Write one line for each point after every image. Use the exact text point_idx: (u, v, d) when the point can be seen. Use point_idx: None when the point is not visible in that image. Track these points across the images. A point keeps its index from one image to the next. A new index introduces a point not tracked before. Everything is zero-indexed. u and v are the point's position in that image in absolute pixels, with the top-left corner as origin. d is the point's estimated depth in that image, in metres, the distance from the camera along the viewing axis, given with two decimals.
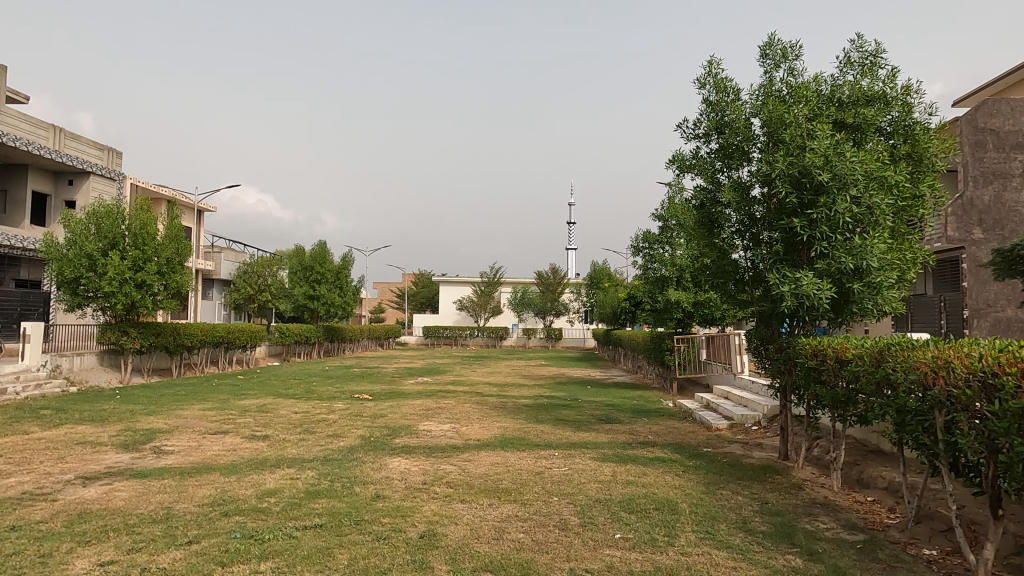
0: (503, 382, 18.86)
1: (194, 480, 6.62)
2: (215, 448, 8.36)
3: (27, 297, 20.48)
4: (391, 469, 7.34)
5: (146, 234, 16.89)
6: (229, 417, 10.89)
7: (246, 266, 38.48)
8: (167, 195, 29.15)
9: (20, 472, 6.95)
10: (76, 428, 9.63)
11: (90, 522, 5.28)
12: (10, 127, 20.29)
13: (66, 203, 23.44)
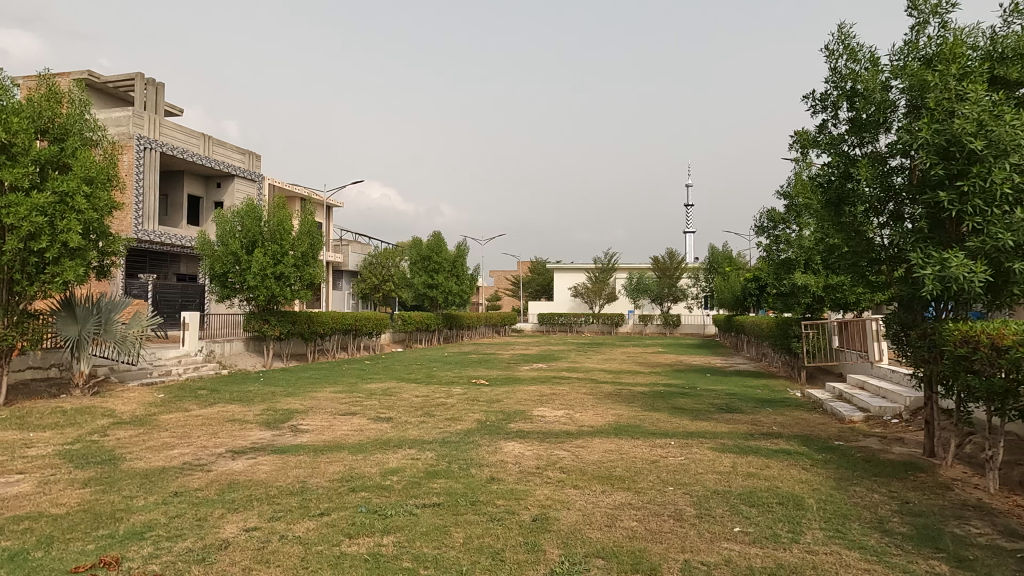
0: (619, 370, 18.62)
1: (326, 457, 7.14)
2: (344, 428, 8.95)
3: (187, 289, 23.08)
4: (505, 453, 7.49)
5: (282, 231, 18.22)
6: (357, 399, 11.62)
7: (371, 257, 41.07)
8: (300, 193, 31.44)
9: (181, 445, 7.84)
10: (227, 407, 10.70)
11: (236, 491, 5.83)
12: (168, 138, 22.72)
13: (216, 205, 25.94)
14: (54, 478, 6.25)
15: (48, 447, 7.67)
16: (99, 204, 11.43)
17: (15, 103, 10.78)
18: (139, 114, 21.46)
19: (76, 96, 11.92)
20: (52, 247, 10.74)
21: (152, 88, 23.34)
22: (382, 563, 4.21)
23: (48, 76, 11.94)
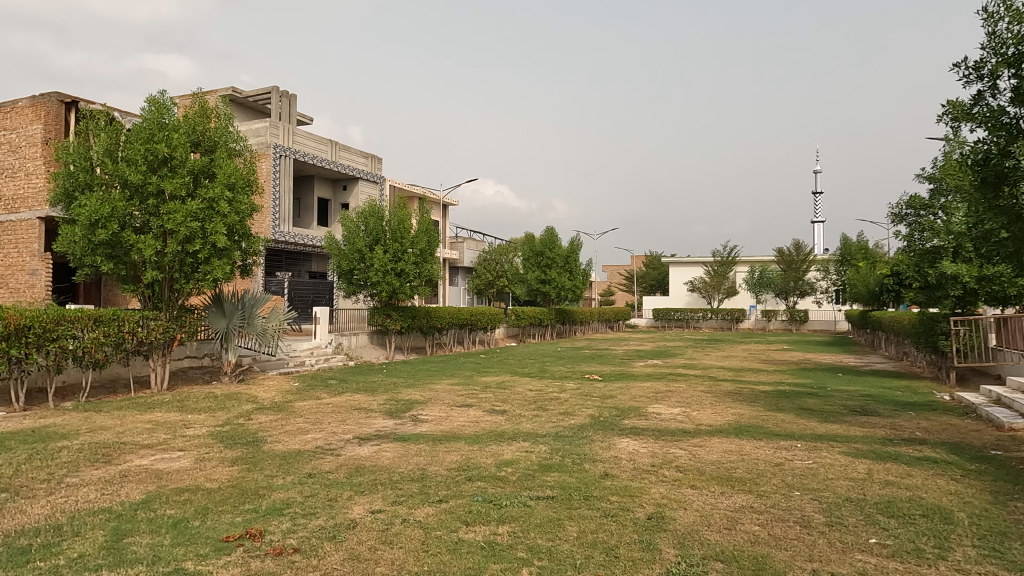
0: (740, 367, 17.79)
1: (444, 447, 7.41)
2: (461, 419, 9.25)
3: (318, 285, 24.84)
4: (620, 449, 7.41)
5: (402, 229, 19.04)
6: (473, 392, 11.97)
7: (485, 254, 41.90)
8: (418, 193, 32.77)
9: (315, 430, 8.47)
10: (353, 396, 11.39)
11: (362, 475, 6.20)
12: (300, 145, 24.45)
13: (342, 206, 27.60)
14: (208, 456, 6.97)
15: (203, 428, 8.56)
16: (241, 208, 12.54)
17: (173, 120, 12.07)
18: (275, 124, 23.28)
19: (222, 111, 13.12)
20: (204, 249, 11.94)
21: (285, 100, 25.22)
22: (497, 551, 4.31)
23: (199, 93, 13.23)
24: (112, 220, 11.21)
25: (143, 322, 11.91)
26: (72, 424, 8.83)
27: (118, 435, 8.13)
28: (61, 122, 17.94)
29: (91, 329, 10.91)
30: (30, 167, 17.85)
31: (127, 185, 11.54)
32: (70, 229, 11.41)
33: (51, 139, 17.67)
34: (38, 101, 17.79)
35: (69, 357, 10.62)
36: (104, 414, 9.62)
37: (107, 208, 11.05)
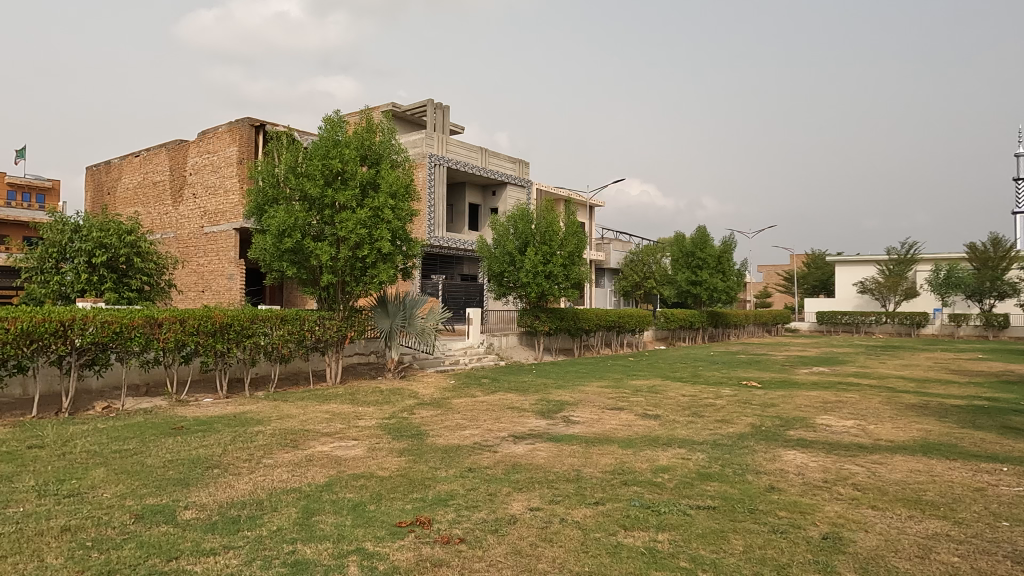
0: (925, 378, 15.90)
1: (598, 449, 7.40)
2: (613, 422, 9.19)
3: (469, 287, 26.69)
4: (786, 462, 6.94)
5: (550, 231, 19.28)
6: (624, 395, 11.83)
7: (632, 255, 40.61)
8: (564, 195, 33.04)
9: (472, 426, 8.85)
10: (506, 395, 11.73)
11: (519, 473, 6.37)
12: (453, 154, 25.65)
13: (492, 211, 28.54)
14: (379, 446, 7.55)
15: (372, 420, 9.27)
16: (402, 215, 13.41)
17: (345, 136, 13.20)
18: (430, 135, 24.63)
19: (384, 125, 14.11)
20: (371, 254, 12.92)
21: (439, 112, 26.49)
22: (658, 559, 4.22)
23: (365, 110, 14.35)
24: (295, 230, 12.49)
25: (320, 322, 13.15)
26: (265, 411, 9.97)
27: (302, 423, 9.05)
28: (251, 144, 20.24)
29: (278, 327, 12.24)
30: (228, 185, 20.41)
31: (306, 198, 12.80)
32: (261, 238, 12.89)
33: (244, 160, 20.07)
34: (234, 126, 20.27)
35: (261, 352, 12.00)
36: (290, 403, 10.77)
37: (291, 220, 12.33)
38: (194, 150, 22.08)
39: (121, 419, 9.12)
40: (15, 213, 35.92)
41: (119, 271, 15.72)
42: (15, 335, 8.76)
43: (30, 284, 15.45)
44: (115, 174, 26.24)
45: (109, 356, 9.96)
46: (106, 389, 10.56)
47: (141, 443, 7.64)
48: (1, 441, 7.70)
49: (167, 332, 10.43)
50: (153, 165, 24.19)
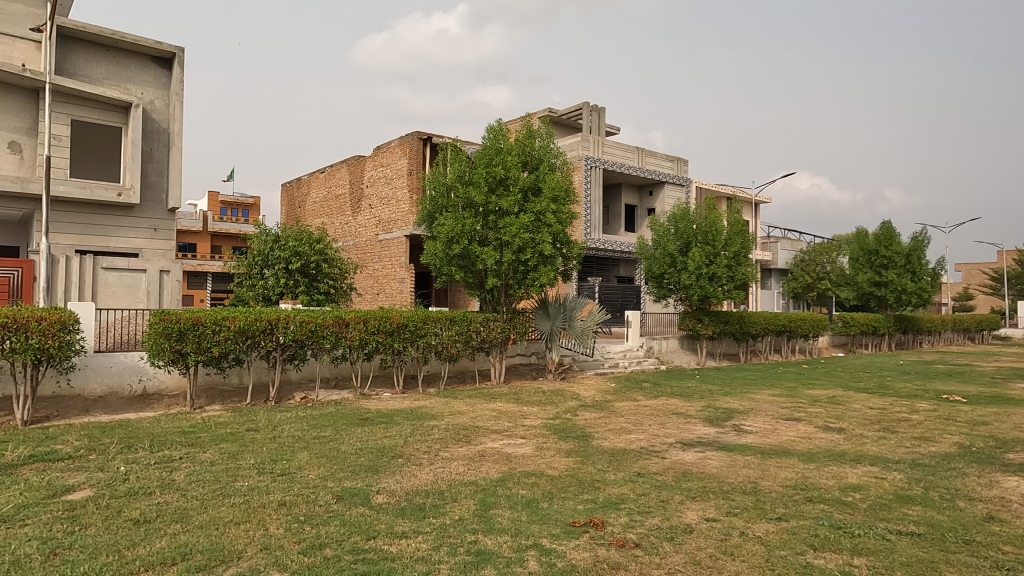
0: None
1: (775, 461, 6.97)
2: (790, 433, 8.60)
3: (626, 289, 26.24)
4: (1007, 489, 6.05)
5: (714, 230, 18.41)
6: (800, 405, 11.02)
7: (803, 254, 38.12)
8: (727, 192, 31.49)
9: (637, 430, 8.74)
10: (670, 400, 11.44)
11: (692, 481, 6.18)
12: (609, 155, 25.51)
13: (649, 211, 27.96)
14: (547, 445, 7.71)
15: (538, 420, 9.49)
16: (562, 218, 13.61)
17: (507, 144, 13.64)
18: (586, 138, 24.71)
19: (542, 130, 14.38)
20: (532, 257, 13.23)
21: (595, 114, 26.28)
22: None
23: (524, 117, 14.74)
24: (462, 236, 13.15)
25: (485, 323, 13.72)
26: (438, 407, 10.60)
27: (473, 419, 9.50)
28: (419, 157, 21.60)
29: (447, 328, 12.96)
30: (400, 195, 21.99)
31: (472, 205, 13.41)
32: (431, 245, 13.74)
33: (414, 171, 21.51)
34: (405, 140, 21.75)
35: (433, 351, 12.79)
36: (460, 400, 11.36)
37: (458, 227, 12.99)
38: (370, 164, 24.07)
39: (316, 409, 10.18)
40: (226, 227, 41.61)
41: (310, 275, 17.54)
42: (234, 332, 10.14)
43: (241, 287, 17.72)
44: (305, 189, 29.36)
45: (306, 352, 11.17)
46: (303, 381, 11.89)
47: (335, 431, 8.47)
48: (225, 423, 8.95)
49: (353, 331, 11.46)
50: (336, 180, 26.73)
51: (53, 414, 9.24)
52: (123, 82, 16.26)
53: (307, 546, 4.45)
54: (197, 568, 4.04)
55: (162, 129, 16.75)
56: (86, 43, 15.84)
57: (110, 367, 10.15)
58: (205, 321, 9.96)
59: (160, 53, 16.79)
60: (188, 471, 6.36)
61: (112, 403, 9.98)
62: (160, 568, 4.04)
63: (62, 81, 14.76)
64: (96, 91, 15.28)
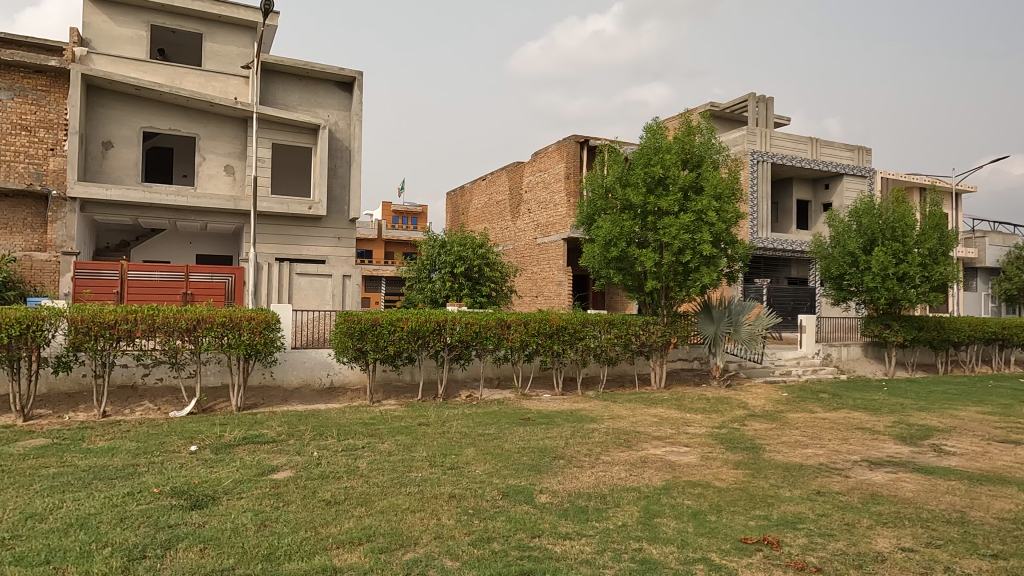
0: None
1: (988, 489, 6.06)
2: (1006, 458, 7.44)
3: (798, 292, 24.42)
4: None
5: (904, 225, 16.46)
6: (1018, 426, 9.49)
7: (1019, 251, 32.08)
8: (920, 182, 28.01)
9: (815, 445, 8.06)
10: (853, 413, 10.41)
11: (882, 505, 5.57)
12: (778, 148, 23.84)
13: (824, 206, 25.71)
14: (713, 455, 7.37)
15: (702, 428, 9.11)
16: (726, 217, 12.96)
17: (666, 142, 13.25)
18: (752, 131, 23.30)
19: (704, 125, 13.80)
20: (694, 258, 12.72)
21: (763, 105, 24.43)
22: None
23: (684, 113, 14.25)
24: (620, 238, 12.98)
25: (645, 326, 13.44)
26: (597, 410, 10.57)
27: (633, 424, 9.36)
28: (576, 159, 21.77)
29: (606, 331, 12.89)
30: (557, 199, 22.28)
31: (631, 207, 13.20)
32: (590, 247, 13.74)
33: (572, 175, 21.70)
34: (562, 145, 22.00)
35: (592, 353, 12.79)
36: (620, 404, 11.24)
37: (617, 229, 12.85)
38: (529, 170, 24.66)
39: (481, 407, 10.63)
40: (397, 234, 44.91)
41: (473, 279, 18.35)
42: (406, 332, 10.89)
43: (411, 290, 19.01)
44: (468, 196, 30.79)
45: (470, 352, 11.69)
46: (468, 379, 12.49)
47: (499, 429, 8.77)
48: (400, 417, 9.65)
49: (514, 333, 11.79)
50: (497, 186, 27.73)
51: (259, 402, 10.57)
52: (313, 107, 18.19)
53: (476, 538, 4.65)
54: (380, 549, 4.39)
55: (344, 147, 18.55)
56: (283, 75, 17.91)
57: (304, 362, 11.38)
58: (381, 321, 10.82)
59: (343, 78, 18.52)
60: (370, 459, 6.95)
61: (305, 394, 11.18)
62: (349, 546, 4.45)
63: (265, 110, 16.84)
64: (291, 116, 17.23)
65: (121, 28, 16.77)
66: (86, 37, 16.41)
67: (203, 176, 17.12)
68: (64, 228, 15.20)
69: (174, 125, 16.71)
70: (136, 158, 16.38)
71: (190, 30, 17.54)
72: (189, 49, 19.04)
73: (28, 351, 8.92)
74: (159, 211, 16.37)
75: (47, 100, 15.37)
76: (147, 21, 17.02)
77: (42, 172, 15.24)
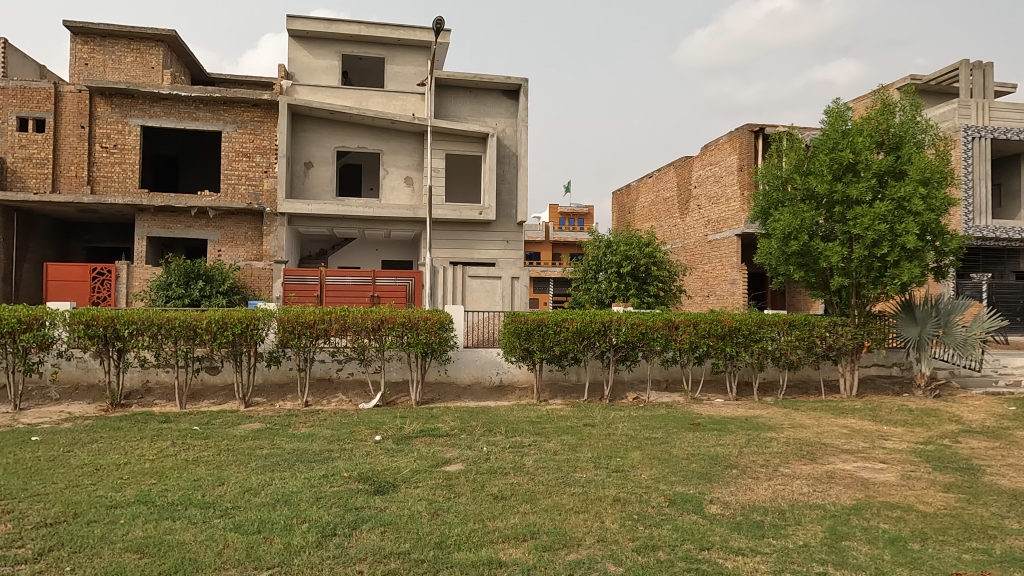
0: None
1: None
2: None
3: None
4: None
5: None
6: None
7: None
8: None
9: None
10: None
11: None
12: (1000, 121, 20.49)
13: None
14: (917, 475, 6.48)
15: (903, 443, 8.05)
16: (934, 204, 11.35)
17: (854, 124, 11.95)
18: (965, 103, 20.27)
19: (904, 102, 12.25)
20: (892, 252, 11.28)
21: (978, 73, 21.09)
22: None
23: (879, 90, 12.75)
24: (802, 231, 11.90)
25: (832, 328, 12.24)
26: (776, 418, 9.82)
27: (818, 435, 8.54)
28: (752, 150, 20.32)
29: (786, 332, 11.93)
30: (730, 193, 21.07)
31: (814, 197, 12.08)
32: (766, 243, 12.79)
33: (745, 166, 20.35)
34: (734, 135, 20.75)
35: (769, 357, 11.92)
36: (802, 413, 10.34)
37: (797, 221, 11.81)
38: (698, 164, 23.64)
39: (648, 410, 10.36)
40: (564, 235, 45.49)
41: (640, 278, 17.96)
42: (572, 332, 10.96)
43: (577, 290, 19.08)
44: (635, 195, 30.28)
45: (637, 353, 11.47)
46: (635, 381, 12.21)
47: (667, 434, 8.48)
48: (566, 416, 9.72)
49: (683, 334, 11.34)
50: (665, 183, 26.92)
51: (436, 397, 11.33)
52: (482, 116, 19.03)
53: (642, 545, 4.53)
54: (543, 547, 4.45)
55: (512, 153, 19.19)
56: (455, 88, 18.92)
57: (476, 360, 11.90)
58: (547, 322, 11.01)
59: (509, 86, 19.13)
60: (535, 458, 7.06)
61: (477, 391, 11.72)
62: (513, 541, 4.55)
63: (438, 123, 17.93)
64: (462, 127, 18.15)
65: (318, 60, 18.86)
66: (291, 71, 18.68)
67: (386, 188, 18.66)
68: (276, 239, 17.50)
69: (362, 143, 18.45)
70: (331, 175, 18.29)
71: (374, 55, 19.26)
72: (374, 73, 20.94)
73: (248, 347, 10.33)
74: (350, 222, 18.11)
75: (261, 129, 17.71)
76: (339, 52, 18.97)
77: (259, 192, 17.58)
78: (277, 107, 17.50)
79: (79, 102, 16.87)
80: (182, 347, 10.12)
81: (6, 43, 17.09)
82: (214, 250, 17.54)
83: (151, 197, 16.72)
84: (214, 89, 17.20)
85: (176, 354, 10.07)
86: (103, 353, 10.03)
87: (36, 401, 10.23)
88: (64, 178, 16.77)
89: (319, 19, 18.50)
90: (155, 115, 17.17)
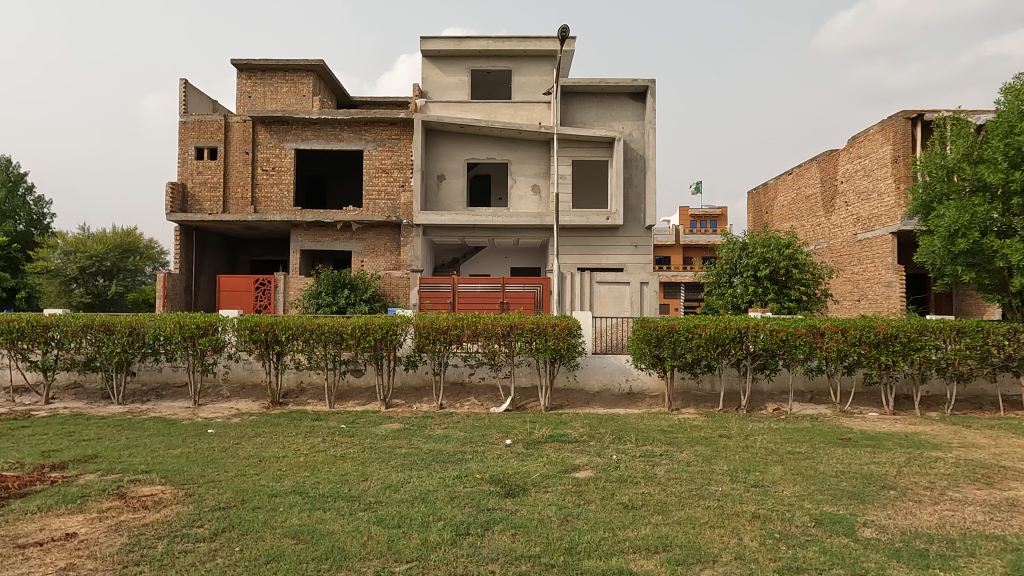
0: None
1: None
2: None
3: None
4: None
5: None
6: None
7: None
8: None
9: None
10: None
11: None
12: None
13: None
14: None
15: None
16: None
17: None
18: None
19: None
20: None
21: None
22: None
23: None
24: (972, 227, 10.60)
25: (1012, 336, 10.78)
26: (943, 435, 8.82)
27: (995, 456, 7.55)
28: (909, 139, 18.41)
29: (954, 340, 10.69)
30: (884, 187, 19.23)
31: (986, 188, 10.75)
32: (928, 240, 11.54)
33: (901, 157, 18.46)
34: (888, 124, 18.96)
35: (933, 367, 10.75)
36: (974, 431, 9.20)
37: (966, 215, 10.55)
38: (845, 157, 21.86)
39: (790, 422, 9.72)
40: (695, 238, 44.01)
41: (780, 282, 16.90)
42: (705, 339, 10.55)
43: (710, 295, 18.29)
44: (772, 193, 28.62)
45: (778, 361, 10.78)
46: (775, 392, 11.50)
47: (812, 449, 7.88)
48: (699, 427, 9.37)
49: (830, 342, 10.50)
50: (807, 180, 25.16)
51: (564, 403, 11.42)
52: (608, 121, 18.90)
53: (784, 566, 4.24)
54: (676, 560, 4.31)
55: (640, 156, 18.86)
56: (582, 94, 18.95)
57: (605, 367, 11.78)
58: (679, 328, 10.69)
59: (636, 89, 18.83)
60: (667, 467, 6.88)
61: (607, 399, 11.63)
62: (645, 552, 4.46)
63: (565, 130, 18.04)
64: (588, 132, 18.13)
65: (449, 76, 19.72)
66: (425, 89, 19.69)
67: (515, 197, 19.05)
68: (412, 249, 18.42)
69: (492, 154, 19.01)
70: (462, 186, 19.00)
71: (501, 68, 19.80)
72: (502, 85, 21.55)
73: (388, 351, 10.95)
74: (481, 231, 18.69)
75: (399, 146, 18.79)
76: (469, 67, 19.73)
77: (396, 205, 18.65)
78: (413, 124, 18.50)
79: (244, 131, 18.86)
80: (330, 351, 10.95)
81: (186, 82, 19.51)
82: (358, 261, 18.84)
83: (304, 213, 18.30)
84: (358, 111, 18.51)
85: (325, 356, 10.92)
86: (265, 355, 11.11)
87: (211, 397, 11.53)
88: (232, 200, 18.86)
89: (449, 37, 19.35)
90: (306, 138, 18.78)
